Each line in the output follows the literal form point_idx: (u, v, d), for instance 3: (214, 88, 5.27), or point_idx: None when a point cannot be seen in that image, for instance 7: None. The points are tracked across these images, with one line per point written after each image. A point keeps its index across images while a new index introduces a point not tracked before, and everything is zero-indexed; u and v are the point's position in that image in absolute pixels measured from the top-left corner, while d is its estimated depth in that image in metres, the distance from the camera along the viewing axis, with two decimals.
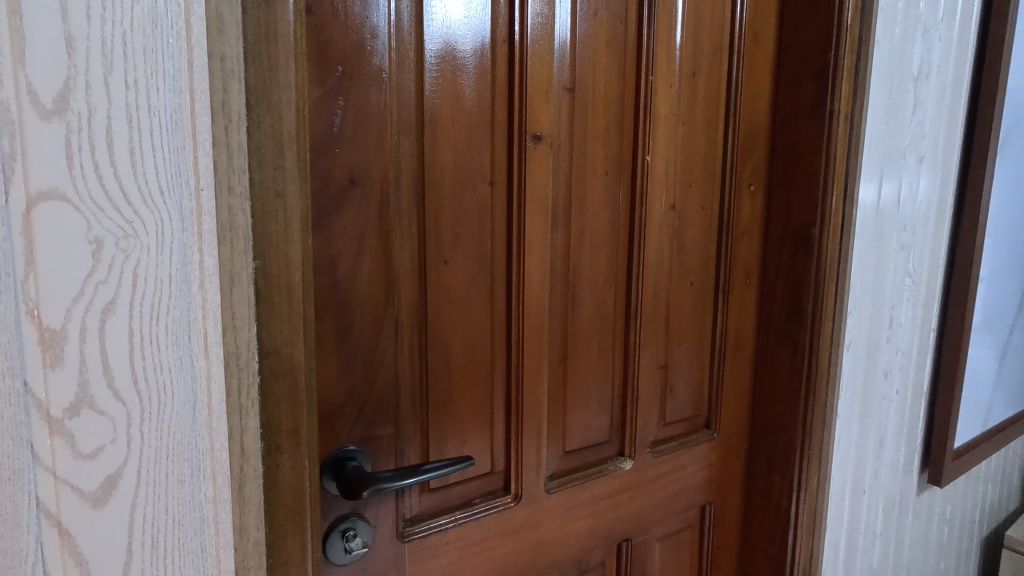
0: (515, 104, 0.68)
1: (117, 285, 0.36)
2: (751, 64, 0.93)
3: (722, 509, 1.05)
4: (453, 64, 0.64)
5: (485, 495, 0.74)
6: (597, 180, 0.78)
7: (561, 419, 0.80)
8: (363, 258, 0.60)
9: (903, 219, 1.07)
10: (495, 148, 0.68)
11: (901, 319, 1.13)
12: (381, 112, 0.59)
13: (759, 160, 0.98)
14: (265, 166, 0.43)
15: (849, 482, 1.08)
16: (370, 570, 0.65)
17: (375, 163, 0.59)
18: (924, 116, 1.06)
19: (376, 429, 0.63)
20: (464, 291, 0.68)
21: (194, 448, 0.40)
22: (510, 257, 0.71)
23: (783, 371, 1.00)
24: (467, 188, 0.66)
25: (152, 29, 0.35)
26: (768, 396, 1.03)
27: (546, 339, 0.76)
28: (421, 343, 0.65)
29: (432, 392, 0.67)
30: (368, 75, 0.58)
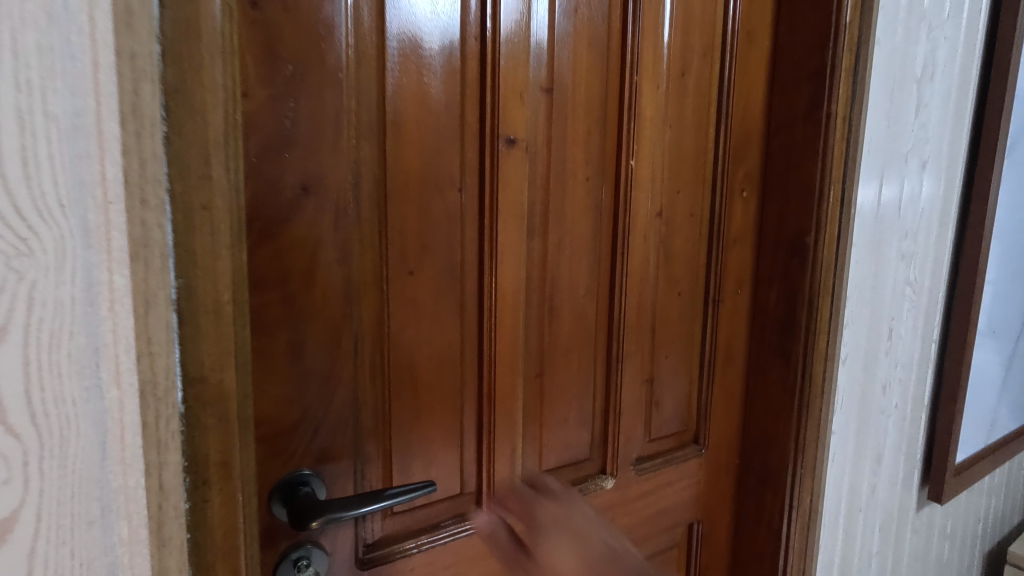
0: (486, 106, 0.64)
1: (9, 310, 0.32)
2: (745, 63, 0.89)
3: (711, 528, 1.01)
4: (419, 64, 0.60)
5: (456, 517, 0.70)
6: (577, 185, 0.74)
7: (537, 436, 0.76)
8: (318, 271, 0.56)
9: (904, 226, 1.03)
10: (466, 151, 0.64)
11: (902, 330, 1.09)
12: (338, 114, 0.55)
13: (753, 164, 0.94)
14: (188, 176, 0.40)
15: (844, 501, 1.03)
16: None
17: (331, 168, 0.55)
18: (928, 118, 1.02)
19: (334, 451, 0.59)
20: (431, 304, 0.64)
21: (104, 486, 0.36)
22: (481, 268, 0.67)
23: (776, 384, 0.96)
24: (435, 195, 0.63)
25: (48, 20, 0.31)
26: (760, 410, 0.98)
27: (521, 353, 0.72)
28: (383, 359, 0.62)
29: (395, 410, 0.63)
30: (323, 74, 0.54)
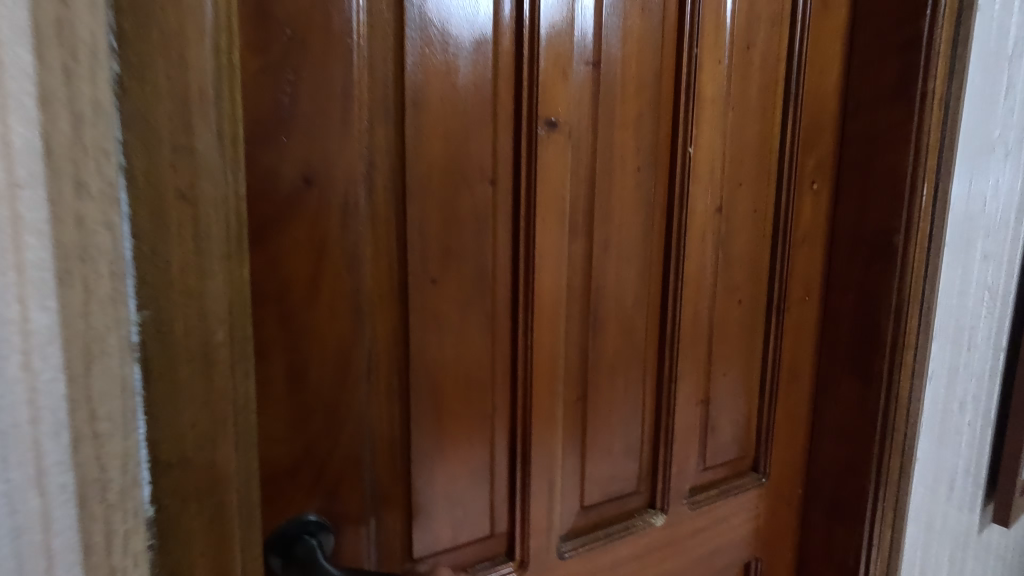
0: (524, 83, 0.54)
1: None
2: (817, 35, 0.76)
3: (769, 565, 0.89)
4: (444, 31, 0.50)
5: (485, 561, 0.61)
6: (626, 177, 0.63)
7: (578, 468, 0.66)
8: (322, 280, 0.46)
9: (988, 222, 0.89)
10: (499, 136, 0.54)
11: (979, 340, 0.95)
12: (347, 90, 0.46)
13: (824, 151, 0.81)
14: (156, 151, 0.31)
15: (921, 535, 0.91)
16: None
17: (338, 157, 0.46)
18: (1015, 99, 0.87)
19: (343, 493, 0.50)
20: (457, 316, 0.55)
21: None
22: (516, 274, 0.57)
23: (849, 403, 0.85)
24: (462, 189, 0.53)
25: None
26: (830, 430, 0.87)
27: (561, 373, 0.62)
28: (401, 382, 0.52)
29: (416, 443, 0.54)
30: (330, 41, 0.44)
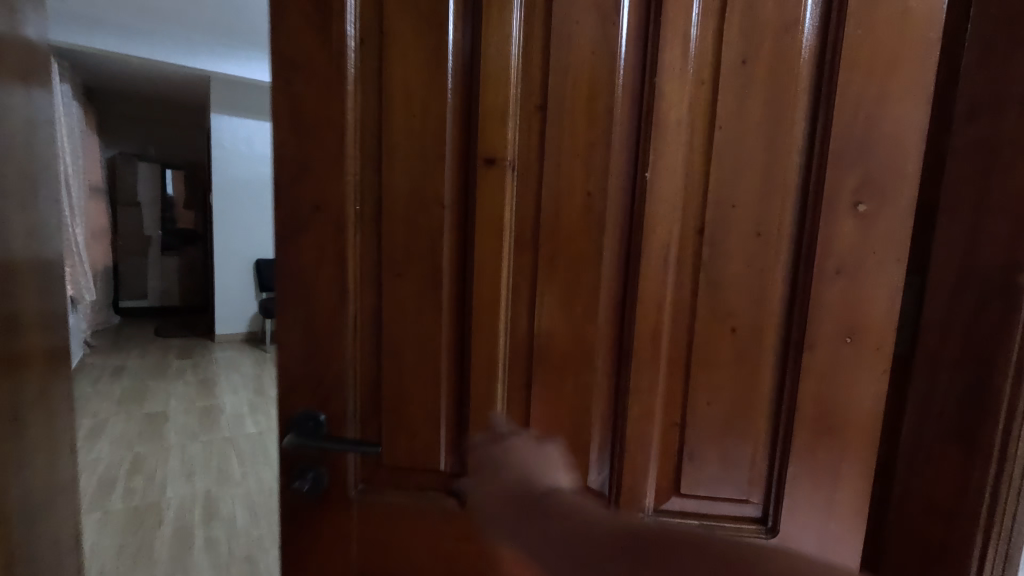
0: (468, 126, 0.69)
1: None
2: (857, 31, 0.67)
3: None
4: (407, 95, 0.69)
5: (441, 503, 0.76)
6: (576, 201, 0.70)
7: (523, 457, 0.75)
8: (319, 270, 0.71)
9: None
10: (444, 171, 0.70)
11: None
12: (339, 145, 0.69)
13: (900, 165, 0.70)
14: None
15: None
16: (325, 518, 0.77)
17: (329, 190, 0.69)
18: None
19: (326, 413, 0.74)
20: (414, 308, 0.72)
21: None
22: (463, 280, 0.72)
23: (946, 474, 0.70)
24: (420, 211, 0.70)
25: None
26: (916, 496, 0.73)
27: (503, 367, 0.73)
28: (373, 348, 0.74)
29: (384, 395, 0.74)
30: (330, 113, 0.68)
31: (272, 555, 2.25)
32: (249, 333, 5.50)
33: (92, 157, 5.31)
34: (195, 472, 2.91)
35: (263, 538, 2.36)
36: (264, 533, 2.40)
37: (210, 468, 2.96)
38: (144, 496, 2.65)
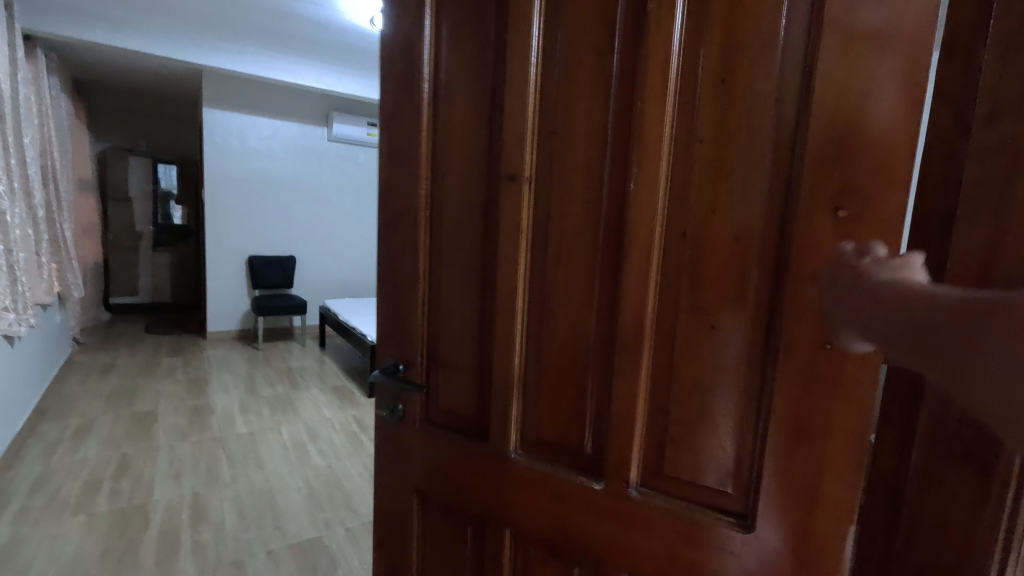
0: (495, 153, 1.02)
1: None
2: (839, 42, 0.67)
3: None
4: (462, 137, 1.06)
5: (474, 428, 1.11)
6: (576, 206, 0.92)
7: (535, 400, 1.02)
8: (404, 252, 1.15)
9: None
10: (482, 187, 1.04)
11: None
12: (417, 173, 1.11)
13: (895, 174, 0.66)
14: None
15: None
16: (404, 432, 1.22)
17: (411, 203, 1.12)
18: None
19: (408, 346, 1.18)
20: (461, 281, 1.09)
21: None
22: (489, 263, 1.04)
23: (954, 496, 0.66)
24: (465, 215, 1.07)
25: None
26: (925, 522, 0.69)
27: (518, 329, 1.01)
28: (435, 306, 1.14)
29: (440, 338, 1.14)
30: (414, 154, 1.11)
31: (261, 559, 2.21)
32: (241, 331, 5.43)
33: (82, 151, 5.22)
34: (183, 473, 2.87)
35: (252, 542, 2.32)
36: (253, 537, 2.35)
37: (200, 470, 2.91)
38: (130, 498, 2.60)
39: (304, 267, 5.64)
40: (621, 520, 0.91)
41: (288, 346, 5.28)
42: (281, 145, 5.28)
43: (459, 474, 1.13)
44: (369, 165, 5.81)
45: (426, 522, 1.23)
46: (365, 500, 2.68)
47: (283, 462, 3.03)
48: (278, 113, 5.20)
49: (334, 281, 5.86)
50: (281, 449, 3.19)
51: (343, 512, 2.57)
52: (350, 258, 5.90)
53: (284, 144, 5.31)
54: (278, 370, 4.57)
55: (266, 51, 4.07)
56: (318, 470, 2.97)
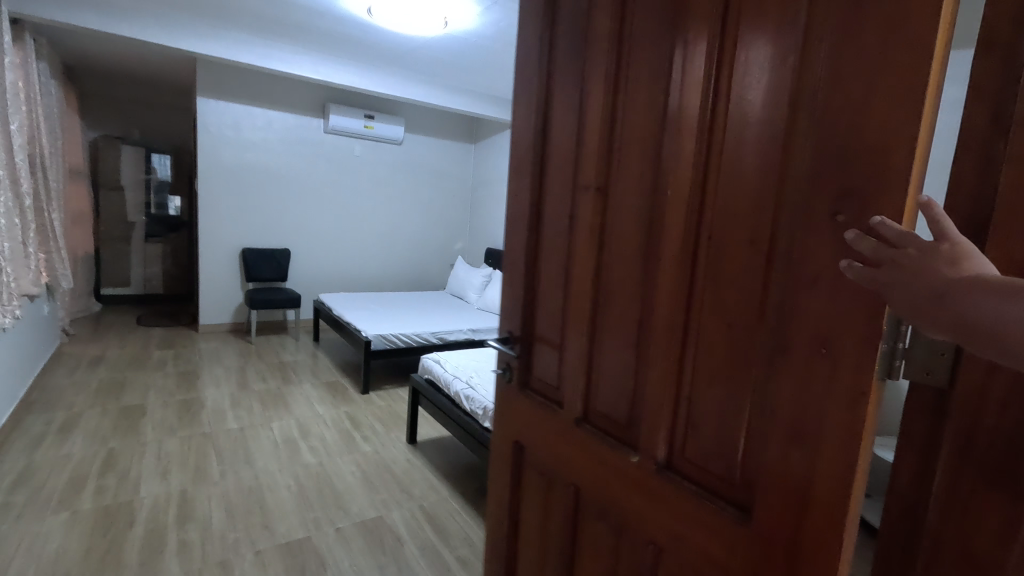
0: (577, 162, 1.16)
1: None
2: (841, 58, 0.69)
3: None
4: (559, 149, 1.21)
5: (551, 398, 1.27)
6: (630, 209, 1.04)
7: (591, 377, 1.15)
8: (516, 248, 1.35)
9: None
10: (568, 191, 1.19)
11: None
12: (527, 181, 1.30)
13: (889, 179, 0.64)
14: None
15: None
16: (507, 396, 1.40)
17: (521, 208, 1.31)
18: None
19: (512, 324, 1.37)
20: (551, 271, 1.25)
21: None
22: (568, 257, 1.19)
23: (974, 521, 0.62)
24: (555, 216, 1.23)
25: None
26: (950, 547, 0.63)
27: (584, 314, 1.15)
28: (530, 291, 1.32)
29: (535, 319, 1.32)
30: (525, 166, 1.30)
31: (248, 559, 2.16)
32: (234, 325, 5.36)
33: (74, 139, 5.12)
34: (171, 469, 2.81)
35: (240, 541, 2.27)
36: (240, 536, 2.30)
37: (188, 467, 2.85)
38: (116, 495, 2.54)
39: (299, 261, 5.56)
40: (655, 496, 0.99)
41: (281, 340, 5.21)
42: (276, 136, 5.19)
43: (538, 435, 1.29)
44: (365, 158, 5.72)
45: (515, 474, 1.39)
46: (355, 499, 2.63)
47: (273, 460, 2.98)
48: (273, 103, 5.13)
49: (328, 275, 5.78)
50: (272, 446, 3.13)
51: (333, 511, 2.52)
52: (345, 253, 5.81)
53: (280, 135, 5.23)
54: (270, 365, 4.50)
55: (261, 40, 4.02)
56: (309, 468, 2.92)
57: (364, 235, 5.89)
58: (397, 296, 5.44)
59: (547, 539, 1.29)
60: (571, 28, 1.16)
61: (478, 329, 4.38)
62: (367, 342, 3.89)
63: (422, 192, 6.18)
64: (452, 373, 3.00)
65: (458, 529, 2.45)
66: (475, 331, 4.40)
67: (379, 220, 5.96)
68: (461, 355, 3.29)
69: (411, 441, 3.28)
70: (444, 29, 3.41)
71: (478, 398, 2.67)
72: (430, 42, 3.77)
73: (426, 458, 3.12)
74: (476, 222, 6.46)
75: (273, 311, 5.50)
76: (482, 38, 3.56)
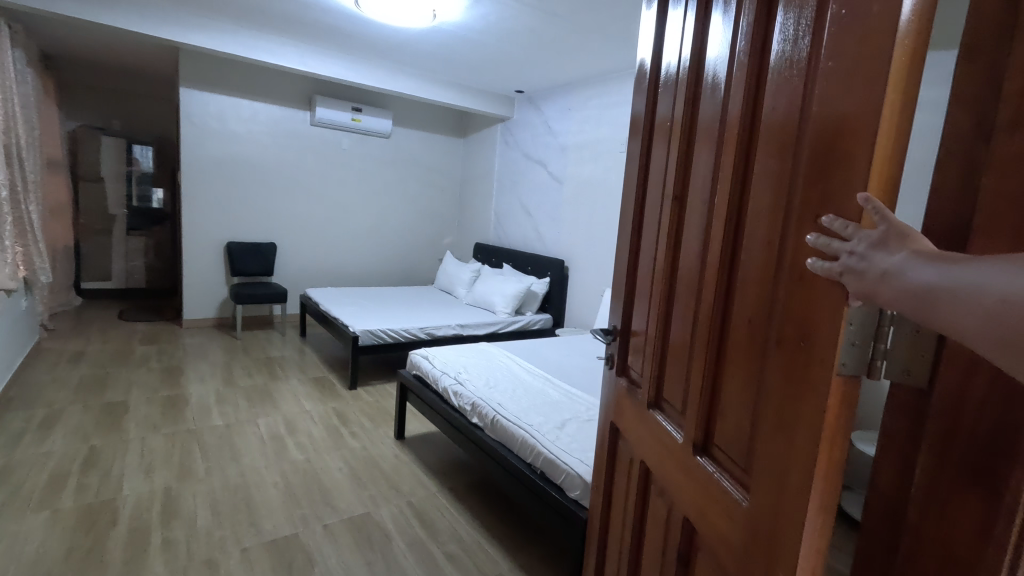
0: (666, 156, 1.19)
1: None
2: (829, 58, 0.69)
3: None
4: (659, 143, 1.24)
5: (634, 384, 1.31)
6: (696, 200, 1.06)
7: (655, 363, 1.18)
8: (623, 244, 1.40)
9: None
10: (660, 186, 1.22)
11: None
12: (636, 179, 1.35)
13: (853, 182, 0.65)
14: None
15: None
16: (608, 383, 1.46)
17: (631, 205, 1.37)
18: None
19: (615, 316, 1.43)
20: (645, 264, 1.28)
21: None
22: (654, 247, 1.23)
23: (955, 520, 0.62)
24: (651, 210, 1.27)
25: None
26: (929, 541, 0.64)
27: (658, 302, 1.18)
28: (630, 284, 1.37)
29: (631, 310, 1.36)
30: (636, 164, 1.35)
31: (234, 557, 2.15)
32: (219, 319, 5.29)
33: (51, 129, 4.99)
34: (155, 466, 2.78)
35: (225, 539, 2.25)
36: (227, 534, 2.28)
37: (172, 465, 2.81)
38: (98, 493, 2.50)
39: (285, 255, 5.49)
40: (690, 475, 1.01)
41: (268, 335, 5.15)
42: (262, 129, 5.12)
43: (624, 417, 1.34)
44: (353, 151, 5.66)
45: (610, 456, 1.43)
46: (344, 497, 2.62)
47: (260, 457, 2.95)
48: (259, 95, 5.05)
49: (315, 270, 5.71)
50: (258, 443, 3.10)
51: (321, 508, 2.51)
52: (332, 247, 5.75)
53: (266, 127, 5.15)
54: (256, 360, 4.45)
55: (246, 30, 3.95)
56: (296, 465, 2.90)
57: (352, 230, 5.83)
58: (385, 290, 5.41)
59: (626, 515, 1.32)
60: (674, 28, 1.19)
61: (466, 324, 4.30)
62: (355, 338, 3.87)
63: (411, 186, 6.13)
64: (441, 368, 3.00)
65: (446, 525, 2.46)
66: (463, 326, 4.31)
67: (367, 215, 5.91)
68: (450, 351, 3.29)
69: (399, 437, 3.27)
70: (432, 21, 3.38)
71: (466, 394, 2.67)
72: (419, 34, 3.74)
73: (415, 454, 3.12)
74: (465, 217, 6.43)
75: (258, 306, 5.44)
76: (471, 32, 3.55)
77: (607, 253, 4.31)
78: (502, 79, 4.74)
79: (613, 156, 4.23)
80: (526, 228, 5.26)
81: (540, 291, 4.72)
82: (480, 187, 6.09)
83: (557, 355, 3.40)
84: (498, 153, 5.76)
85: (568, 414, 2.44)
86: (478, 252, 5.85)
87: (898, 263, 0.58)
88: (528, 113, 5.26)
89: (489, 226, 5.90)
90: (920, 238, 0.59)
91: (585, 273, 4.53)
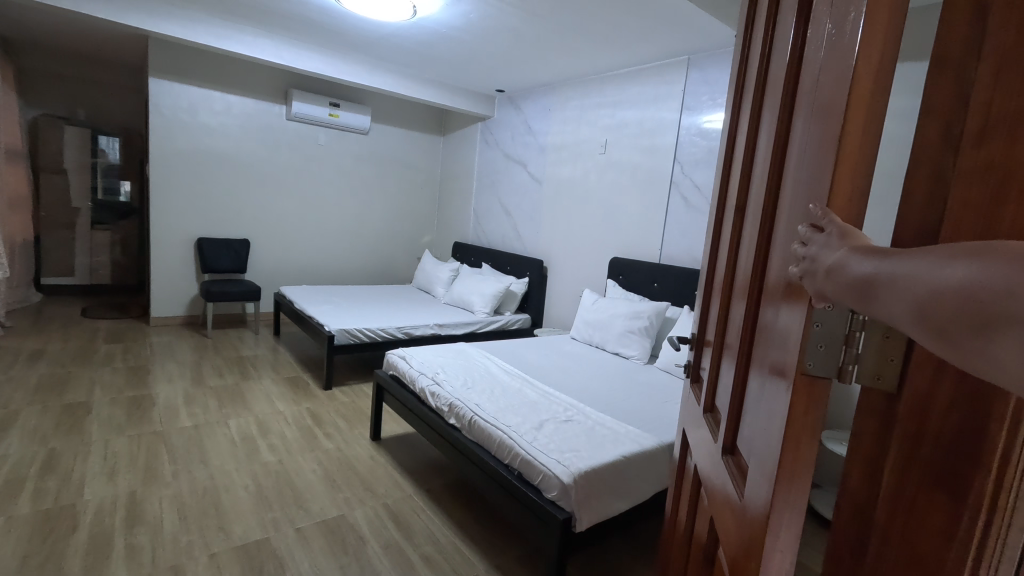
0: (739, 164, 1.18)
1: None
2: (823, 69, 0.70)
3: None
4: (738, 149, 1.23)
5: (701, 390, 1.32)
6: (749, 210, 1.07)
7: (713, 370, 1.19)
8: (707, 256, 1.41)
9: None
10: (732, 194, 1.22)
11: None
12: (720, 189, 1.35)
13: (824, 186, 0.66)
14: None
15: None
16: (686, 389, 1.48)
17: (716, 218, 1.37)
18: None
19: (696, 325, 1.45)
20: (720, 275, 1.29)
21: None
22: (724, 258, 1.24)
23: (918, 522, 0.63)
24: (727, 222, 1.27)
25: None
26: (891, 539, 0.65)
27: (721, 311, 1.19)
28: (709, 294, 1.38)
29: (706, 321, 1.37)
30: (724, 173, 1.33)
31: (202, 562, 2.09)
32: (189, 317, 5.15)
33: (9, 118, 4.77)
34: (119, 470, 2.68)
35: (193, 545, 2.18)
36: (194, 539, 2.22)
37: (137, 467, 2.71)
38: (57, 498, 2.40)
39: (258, 252, 5.36)
40: (717, 476, 1.03)
41: (240, 334, 5.03)
42: (235, 122, 4.99)
43: (691, 421, 1.36)
44: (330, 147, 5.57)
45: (680, 462, 1.44)
46: (318, 500, 2.57)
47: (231, 459, 2.87)
48: (232, 87, 4.92)
49: (290, 268, 5.59)
50: (229, 444, 3.02)
51: (294, 511, 2.46)
52: (309, 244, 5.64)
53: (240, 120, 5.02)
54: (227, 359, 4.34)
55: (221, 21, 3.85)
56: (268, 467, 2.83)
57: (328, 227, 5.73)
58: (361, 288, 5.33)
59: (683, 518, 1.33)
60: (757, 32, 1.17)
61: (444, 324, 4.27)
62: (331, 337, 3.80)
63: (390, 183, 6.06)
64: (419, 368, 2.97)
65: (421, 526, 2.44)
66: (441, 326, 4.27)
67: (344, 212, 5.81)
68: (428, 351, 3.26)
69: (375, 438, 3.23)
70: (411, 17, 3.35)
71: (444, 395, 2.64)
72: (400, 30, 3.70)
73: (391, 454, 3.08)
74: (444, 216, 6.39)
75: (230, 304, 5.31)
76: (451, 29, 3.52)
77: (585, 254, 4.34)
78: (482, 77, 4.72)
79: (593, 158, 4.26)
80: (505, 227, 5.25)
81: (519, 291, 4.71)
82: (459, 186, 6.05)
83: (535, 355, 3.40)
84: (478, 152, 5.73)
85: (546, 414, 2.44)
86: (457, 251, 5.82)
87: (839, 259, 0.59)
88: (508, 112, 5.25)
89: (468, 225, 5.88)
90: (866, 238, 0.60)
91: (564, 273, 4.55)
